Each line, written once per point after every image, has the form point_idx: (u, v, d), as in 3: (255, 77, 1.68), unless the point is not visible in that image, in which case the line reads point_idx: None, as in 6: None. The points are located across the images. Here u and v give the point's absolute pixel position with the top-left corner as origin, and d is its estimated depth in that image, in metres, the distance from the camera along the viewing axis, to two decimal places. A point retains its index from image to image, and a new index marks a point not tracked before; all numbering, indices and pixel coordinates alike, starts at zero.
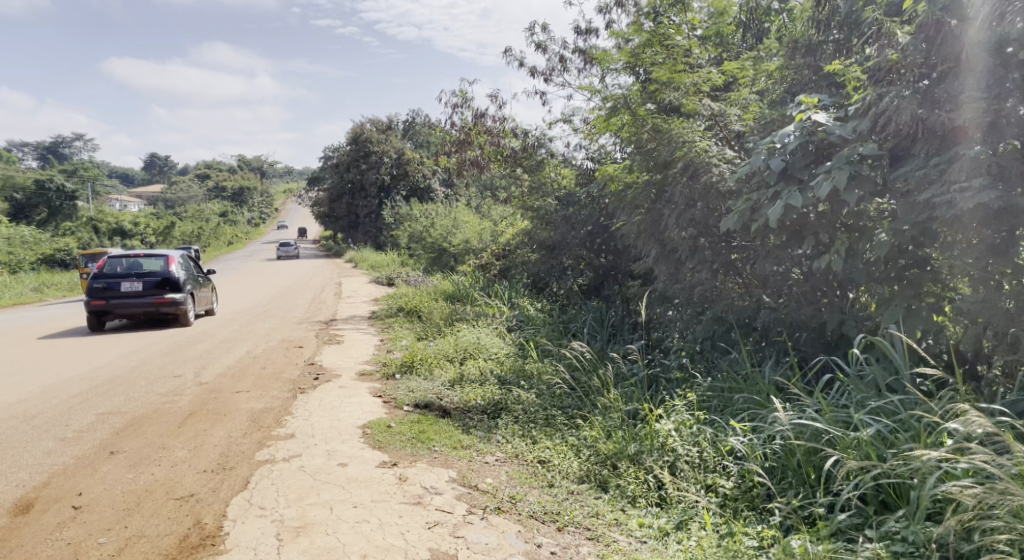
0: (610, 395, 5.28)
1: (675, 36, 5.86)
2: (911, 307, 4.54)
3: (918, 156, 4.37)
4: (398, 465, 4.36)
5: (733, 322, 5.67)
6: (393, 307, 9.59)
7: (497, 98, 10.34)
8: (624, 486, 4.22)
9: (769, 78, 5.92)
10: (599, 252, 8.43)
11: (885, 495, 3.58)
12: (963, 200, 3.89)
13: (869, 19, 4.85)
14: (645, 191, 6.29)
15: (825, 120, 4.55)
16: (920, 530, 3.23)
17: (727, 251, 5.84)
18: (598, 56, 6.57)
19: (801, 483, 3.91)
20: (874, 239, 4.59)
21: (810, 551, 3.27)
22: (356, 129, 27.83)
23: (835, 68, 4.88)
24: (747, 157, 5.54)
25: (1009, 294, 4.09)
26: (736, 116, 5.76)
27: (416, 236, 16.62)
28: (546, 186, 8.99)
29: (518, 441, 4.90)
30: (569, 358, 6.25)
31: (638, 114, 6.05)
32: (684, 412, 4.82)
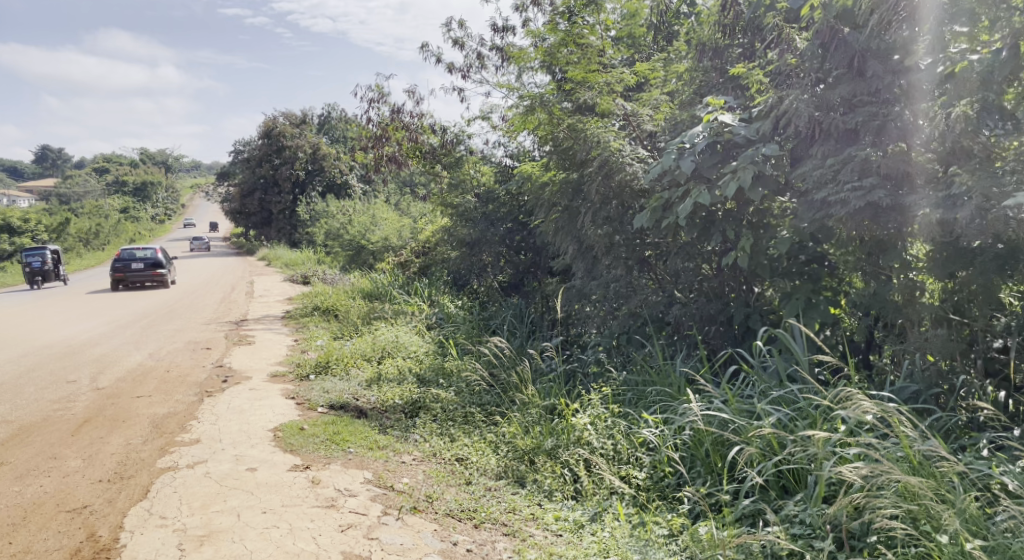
0: (528, 391, 5.33)
1: (588, 36, 5.96)
2: (811, 300, 4.77)
3: (816, 156, 4.62)
4: (311, 468, 4.26)
5: (647, 317, 5.79)
6: (309, 306, 9.35)
7: (412, 94, 10.14)
8: (541, 481, 4.27)
9: (678, 79, 6.05)
10: (518, 249, 8.45)
11: (785, 481, 3.76)
12: (855, 199, 4.14)
13: (770, 24, 5.03)
14: (563, 190, 6.36)
15: (731, 122, 4.75)
16: (816, 512, 3.40)
17: (641, 248, 5.98)
18: (514, 54, 6.53)
19: (709, 471, 4.06)
20: (776, 237, 4.79)
21: (716, 537, 3.40)
22: (268, 122, 26.99)
23: (739, 71, 5.08)
24: (658, 156, 5.69)
25: (897, 286, 4.37)
26: (647, 116, 5.87)
27: (333, 234, 16.21)
28: (464, 183, 8.81)
29: (436, 440, 4.86)
30: (488, 355, 6.24)
31: (554, 113, 6.12)
32: (600, 405, 4.93)
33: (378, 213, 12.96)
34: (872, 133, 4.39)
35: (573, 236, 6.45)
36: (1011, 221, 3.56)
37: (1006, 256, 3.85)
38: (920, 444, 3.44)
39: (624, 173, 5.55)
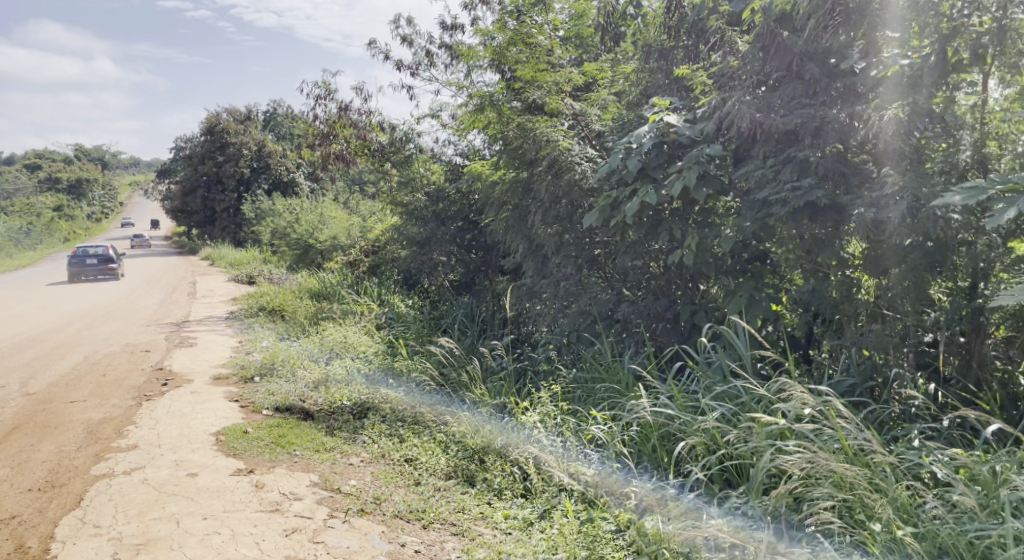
0: (477, 390, 5.33)
1: (537, 35, 5.98)
2: (753, 297, 4.86)
3: (758, 157, 4.72)
4: (255, 472, 4.17)
5: (596, 315, 5.82)
6: (254, 307, 9.16)
7: (360, 90, 10.00)
8: (491, 480, 4.27)
9: (626, 79, 6.10)
10: (468, 248, 8.42)
11: (728, 474, 3.87)
12: (795, 198, 4.28)
13: (713, 26, 5.13)
14: (512, 188, 6.37)
15: (676, 123, 4.87)
16: (758, 504, 3.51)
17: (590, 247, 6.03)
18: (463, 52, 6.49)
19: (656, 467, 4.15)
20: (720, 235, 4.89)
21: (662, 530, 3.45)
22: (211, 118, 26.33)
23: (683, 72, 5.17)
24: (606, 156, 5.74)
25: (834, 283, 4.52)
26: (596, 116, 5.92)
27: (280, 233, 15.87)
28: (414, 182, 8.68)
29: (384, 440, 4.82)
30: (438, 355, 6.20)
31: (504, 111, 6.16)
32: (549, 403, 4.97)
33: (327, 211, 12.74)
34: (811, 134, 4.47)
35: (523, 235, 6.47)
36: (938, 219, 3.86)
37: (936, 253, 3.99)
38: (855, 436, 3.57)
39: (573, 173, 5.60)
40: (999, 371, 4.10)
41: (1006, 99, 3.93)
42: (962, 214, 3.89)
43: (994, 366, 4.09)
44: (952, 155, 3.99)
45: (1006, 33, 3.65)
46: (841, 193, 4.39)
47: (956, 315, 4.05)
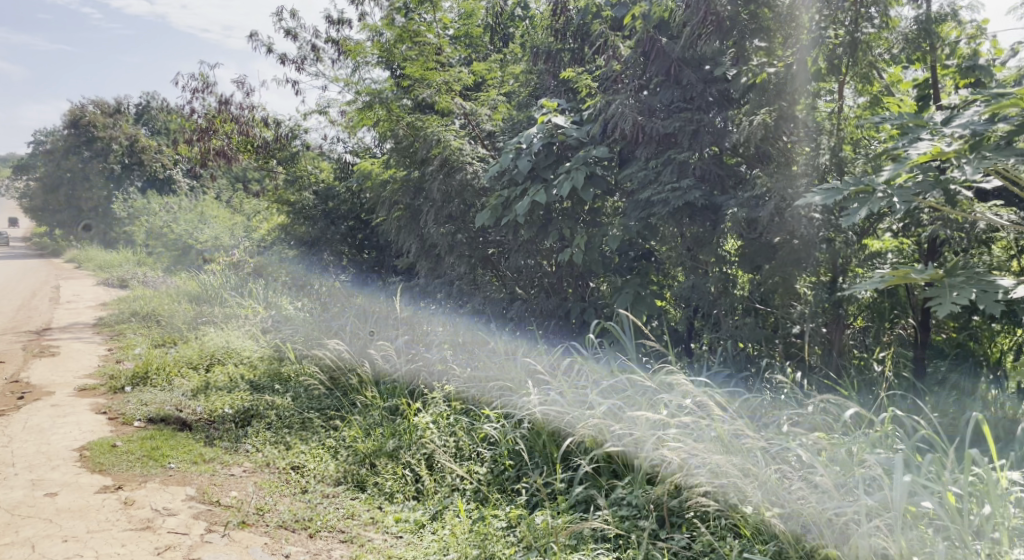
0: (369, 393, 5.20)
1: (425, 33, 5.90)
2: (639, 293, 5.05)
3: (641, 159, 4.93)
4: (124, 488, 3.92)
5: (490, 314, 5.87)
6: (125, 312, 8.58)
7: (242, 84, 9.52)
8: (382, 483, 4.19)
9: (515, 80, 6.16)
10: (359, 248, 8.16)
11: (616, 465, 3.99)
12: (675, 199, 4.51)
13: (597, 31, 5.26)
14: (403, 187, 6.25)
15: (564, 123, 5.07)
16: (642, 494, 3.66)
17: (484, 246, 6.06)
18: (350, 48, 6.32)
19: (547, 462, 4.21)
20: (606, 234, 5.04)
21: (552, 524, 3.52)
22: (75, 110, 24.44)
23: (569, 75, 5.28)
24: (497, 155, 5.85)
25: (713, 278, 4.73)
26: (486, 116, 5.95)
27: (154, 233, 14.92)
28: (301, 179, 8.30)
29: (269, 448, 4.63)
30: (326, 358, 5.99)
31: (394, 109, 5.97)
32: (442, 403, 4.91)
33: (207, 210, 12.01)
34: (689, 137, 4.70)
35: (412, 234, 6.36)
36: (801, 218, 4.16)
37: (801, 250, 4.27)
38: (730, 424, 3.74)
39: (465, 173, 5.67)
40: (856, 358, 4.47)
41: (860, 107, 4.32)
42: (822, 213, 4.16)
43: (853, 354, 4.48)
44: (812, 157, 4.28)
45: (856, 46, 4.08)
46: (716, 194, 4.68)
47: (819, 307, 4.34)
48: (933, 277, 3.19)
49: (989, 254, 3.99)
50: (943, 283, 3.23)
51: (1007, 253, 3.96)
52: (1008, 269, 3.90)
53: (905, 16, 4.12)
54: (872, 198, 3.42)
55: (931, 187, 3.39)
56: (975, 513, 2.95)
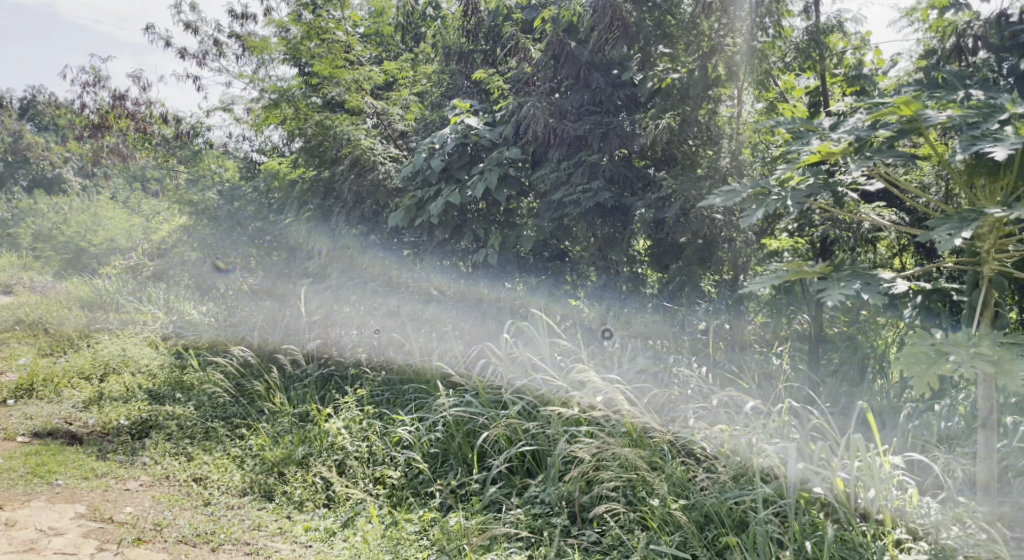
0: (277, 399, 5.03)
1: (334, 30, 5.76)
2: (554, 293, 5.23)
3: (552, 160, 5.00)
4: (5, 509, 3.77)
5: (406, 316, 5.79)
6: (8, 319, 8.02)
7: (138, 79, 9.08)
8: (291, 492, 4.06)
9: (427, 80, 6.10)
10: (267, 250, 6.91)
11: (529, 463, 4.03)
12: (586, 200, 4.66)
13: (508, 33, 5.29)
14: (312, 187, 6.12)
15: (476, 124, 5.07)
16: (554, 491, 3.70)
17: (399, 247, 5.87)
18: (254, 43, 6.10)
19: (461, 463, 4.19)
20: (520, 236, 5.12)
21: (465, 526, 3.51)
22: None
23: (480, 76, 5.27)
24: (410, 155, 5.82)
25: (624, 278, 4.92)
26: (398, 115, 5.87)
27: (40, 235, 13.95)
28: (203, 178, 7.52)
29: (169, 460, 4.42)
30: (232, 364, 5.77)
31: (301, 107, 5.82)
32: (355, 408, 4.78)
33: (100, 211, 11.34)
34: (598, 140, 4.80)
35: (325, 236, 6.11)
36: (705, 218, 4.39)
37: (704, 250, 4.54)
38: (639, 419, 3.91)
39: (377, 172, 5.61)
40: None
41: (757, 112, 4.53)
42: (723, 213, 4.42)
43: None
44: (713, 160, 4.50)
45: (753, 53, 4.25)
46: (625, 195, 4.81)
47: (723, 305, 4.63)
48: (822, 271, 3.32)
49: (874, 253, 4.27)
50: (831, 276, 3.33)
51: (890, 252, 4.24)
52: (890, 268, 4.22)
53: (797, 27, 4.37)
54: (768, 199, 3.54)
55: (820, 189, 3.53)
56: (862, 497, 3.16)
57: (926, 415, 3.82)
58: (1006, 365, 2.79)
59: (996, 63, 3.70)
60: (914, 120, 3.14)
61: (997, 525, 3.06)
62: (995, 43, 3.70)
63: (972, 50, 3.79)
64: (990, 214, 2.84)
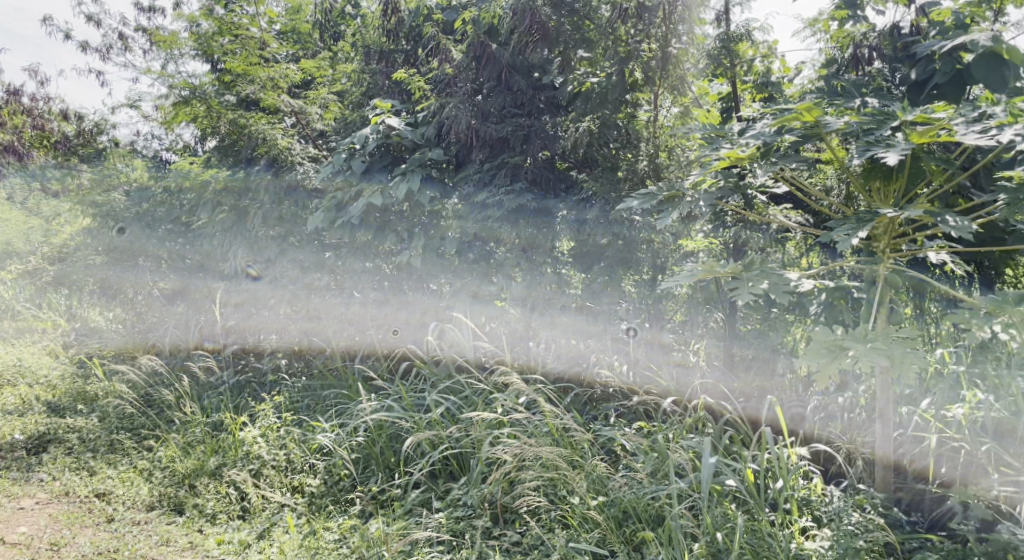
0: (188, 408, 4.84)
1: (248, 27, 5.59)
2: (477, 295, 5.13)
3: (475, 162, 5.00)
4: None
5: (326, 320, 5.66)
6: None
7: (35, 73, 8.56)
8: (203, 505, 3.91)
9: (347, 79, 5.97)
10: (179, 254, 6.55)
11: (451, 467, 4.00)
12: (508, 201, 4.71)
13: (429, 33, 5.25)
14: (226, 188, 5.79)
15: (399, 125, 5.02)
16: (476, 493, 3.68)
17: (320, 249, 5.61)
18: (162, 38, 5.84)
19: (382, 468, 4.13)
20: (444, 238, 5.09)
21: (386, 532, 3.45)
22: None
23: (400, 76, 5.19)
24: (330, 156, 5.72)
25: (548, 279, 4.93)
26: (316, 115, 5.73)
27: None
28: (109, 179, 6.92)
29: (70, 476, 4.21)
30: (139, 373, 5.53)
31: (214, 105, 5.68)
32: (272, 415, 4.63)
33: None
34: (520, 142, 4.84)
35: (242, 240, 5.75)
36: (625, 220, 4.55)
37: (624, 250, 4.66)
38: (559, 419, 3.90)
39: (295, 173, 5.55)
40: None
41: (672, 116, 4.69)
42: (642, 217, 4.57)
43: None
44: (633, 163, 4.60)
45: (668, 59, 4.44)
46: (547, 197, 4.85)
47: (643, 304, 4.73)
48: (731, 271, 3.43)
49: (783, 253, 4.37)
50: (741, 275, 3.45)
51: (797, 252, 4.33)
52: (797, 267, 4.31)
53: (709, 35, 4.50)
54: (682, 202, 3.64)
55: (731, 192, 3.66)
56: (770, 487, 3.31)
57: (829, 408, 3.99)
58: (899, 358, 2.95)
59: (889, 72, 3.88)
60: (815, 127, 3.27)
61: (893, 510, 3.25)
62: (889, 54, 3.90)
63: (868, 60, 3.94)
64: (883, 214, 3.00)
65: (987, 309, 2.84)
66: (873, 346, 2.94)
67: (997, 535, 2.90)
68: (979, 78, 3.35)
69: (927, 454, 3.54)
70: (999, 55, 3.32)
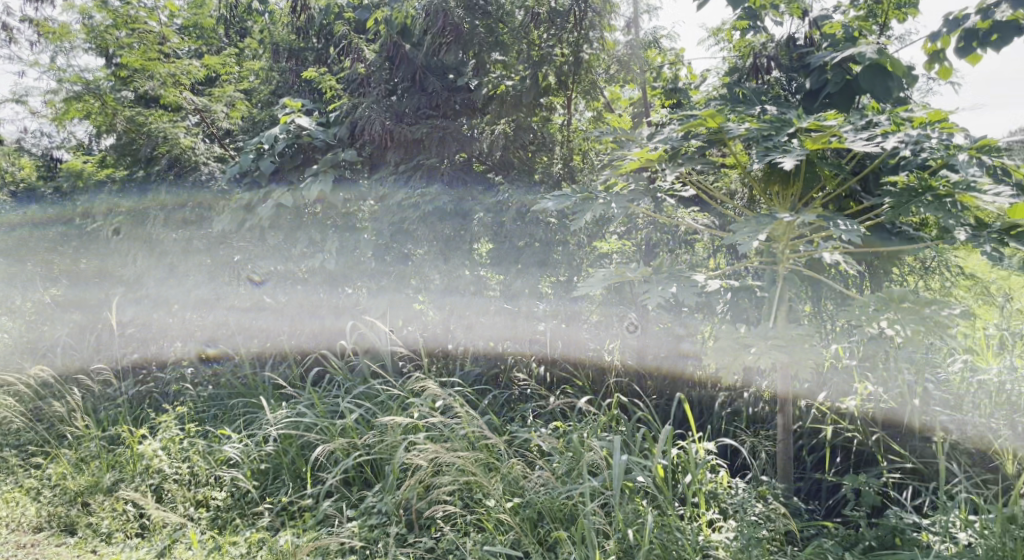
0: (82, 422, 4.56)
1: (146, 20, 5.31)
2: (396, 297, 5.04)
3: (389, 164, 4.93)
4: None
5: (234, 326, 5.50)
6: None
7: None
8: (97, 524, 3.70)
9: (255, 77, 5.80)
10: (74, 258, 6.10)
11: (366, 473, 3.92)
12: (424, 203, 4.64)
13: (341, 32, 5.15)
14: (123, 189, 5.49)
15: (309, 125, 4.89)
16: (390, 499, 3.62)
17: (229, 253, 5.41)
18: (50, 29, 5.46)
19: (293, 478, 4.00)
20: (359, 240, 4.97)
21: (296, 544, 3.34)
22: None
23: (311, 75, 5.01)
24: (236, 156, 5.52)
25: (466, 281, 4.87)
26: (222, 112, 5.51)
27: None
28: None
29: None
30: (28, 387, 5.20)
31: (108, 101, 5.31)
32: (174, 426, 4.40)
33: None
34: (435, 144, 4.78)
35: (142, 243, 5.46)
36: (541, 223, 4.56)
37: (540, 252, 4.65)
38: (477, 423, 3.85)
39: (198, 173, 5.33)
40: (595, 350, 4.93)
41: (587, 120, 4.83)
42: (557, 219, 4.62)
43: None
44: (548, 166, 4.80)
45: (581, 64, 4.55)
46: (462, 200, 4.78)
47: (558, 306, 4.76)
48: (642, 274, 3.52)
49: (692, 254, 4.47)
50: (651, 278, 3.52)
51: (706, 252, 4.43)
52: (705, 267, 4.40)
53: (619, 41, 4.62)
54: (594, 203, 3.64)
55: (641, 195, 3.74)
56: (681, 483, 3.40)
57: (735, 403, 4.17)
58: (798, 355, 3.06)
59: (786, 81, 4.07)
60: (718, 133, 3.39)
61: (793, 499, 3.41)
62: (785, 64, 4.08)
63: (767, 69, 4.13)
64: (781, 217, 3.12)
65: (876, 306, 3.02)
66: (774, 343, 3.06)
67: (885, 518, 3.08)
68: (866, 88, 3.54)
69: (824, 444, 3.74)
70: (886, 67, 3.51)
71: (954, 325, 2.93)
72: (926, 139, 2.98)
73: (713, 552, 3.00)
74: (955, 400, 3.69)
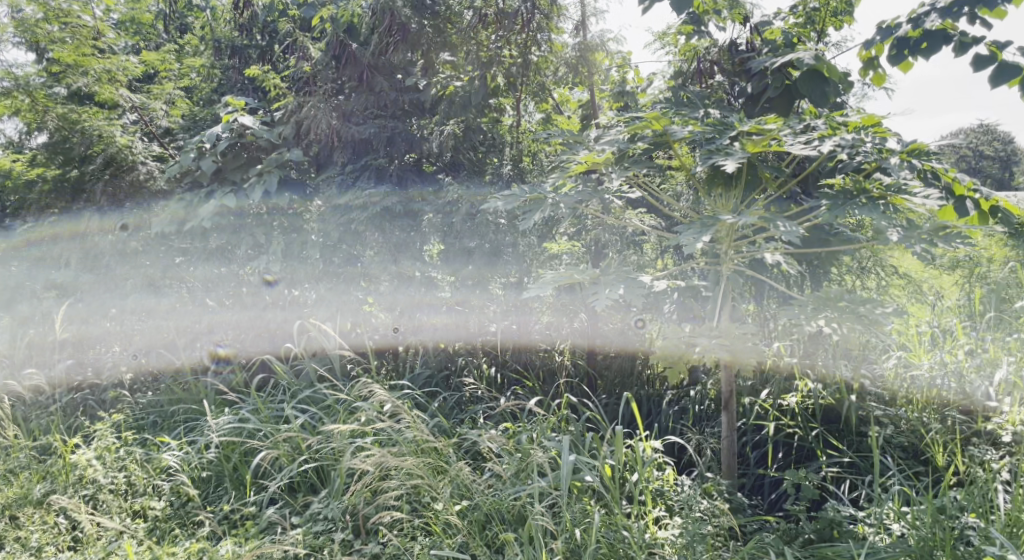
0: (11, 433, 4.38)
1: (79, 14, 5.09)
2: (343, 299, 4.96)
3: (336, 163, 4.85)
4: None
5: (175, 330, 5.33)
6: None
7: None
8: (26, 537, 3.51)
9: (196, 74, 5.65)
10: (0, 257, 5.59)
11: (311, 479, 3.86)
12: (372, 204, 4.58)
13: (286, 30, 5.04)
14: (55, 189, 5.30)
15: (253, 123, 4.72)
16: (336, 506, 3.56)
17: (169, 254, 5.23)
18: None
19: (235, 486, 3.91)
20: (303, 241, 4.86)
21: (237, 553, 3.26)
22: None
23: (254, 71, 4.84)
24: (176, 156, 5.35)
25: (416, 283, 4.84)
26: (161, 111, 5.36)
27: None
28: None
29: None
30: None
31: (39, 98, 5.04)
32: (110, 435, 4.24)
33: None
34: (384, 144, 4.74)
35: (76, 245, 5.29)
36: (491, 224, 4.54)
37: (490, 253, 4.63)
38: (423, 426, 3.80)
39: (136, 173, 5.17)
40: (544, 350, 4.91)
41: (536, 121, 4.84)
42: (506, 219, 4.58)
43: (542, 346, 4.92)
44: (497, 167, 4.79)
45: (529, 65, 4.58)
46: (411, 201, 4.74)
47: (507, 306, 4.78)
48: (590, 276, 3.52)
49: (639, 253, 4.56)
50: (598, 280, 3.53)
51: (654, 253, 4.54)
52: (652, 267, 4.51)
53: (567, 44, 4.64)
54: (543, 204, 3.62)
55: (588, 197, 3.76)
56: (629, 481, 3.43)
57: (683, 401, 4.23)
58: (740, 352, 3.12)
59: (729, 85, 4.15)
60: (663, 135, 3.42)
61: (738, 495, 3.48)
62: (728, 68, 4.15)
63: (710, 73, 4.21)
64: (724, 219, 3.15)
65: (814, 305, 3.10)
66: (717, 341, 3.10)
67: (823, 511, 3.17)
68: (805, 93, 3.63)
69: (767, 440, 3.82)
70: (822, 73, 3.61)
71: (888, 323, 3.02)
72: (861, 144, 3.05)
73: (659, 549, 3.04)
74: (890, 394, 3.81)
